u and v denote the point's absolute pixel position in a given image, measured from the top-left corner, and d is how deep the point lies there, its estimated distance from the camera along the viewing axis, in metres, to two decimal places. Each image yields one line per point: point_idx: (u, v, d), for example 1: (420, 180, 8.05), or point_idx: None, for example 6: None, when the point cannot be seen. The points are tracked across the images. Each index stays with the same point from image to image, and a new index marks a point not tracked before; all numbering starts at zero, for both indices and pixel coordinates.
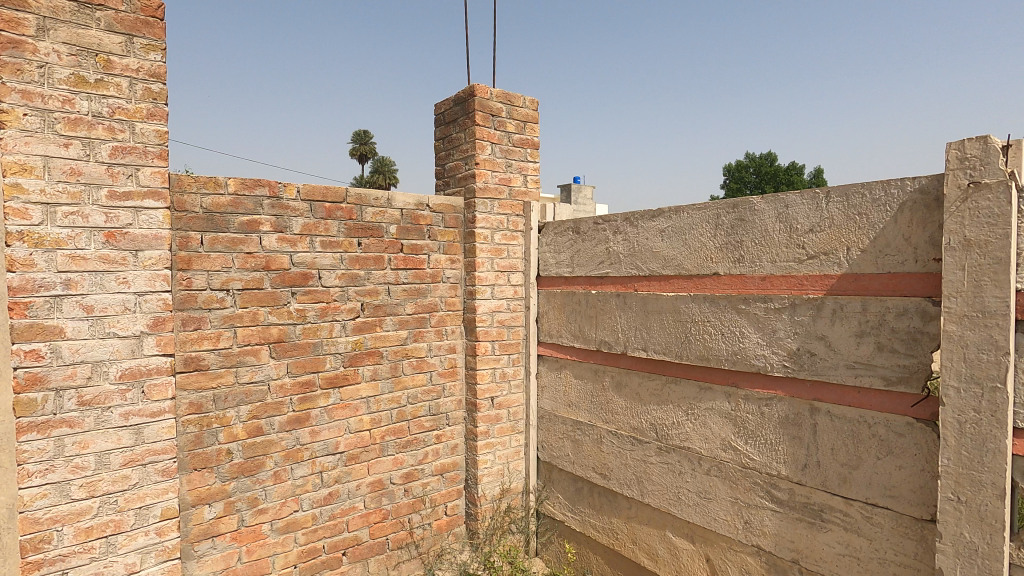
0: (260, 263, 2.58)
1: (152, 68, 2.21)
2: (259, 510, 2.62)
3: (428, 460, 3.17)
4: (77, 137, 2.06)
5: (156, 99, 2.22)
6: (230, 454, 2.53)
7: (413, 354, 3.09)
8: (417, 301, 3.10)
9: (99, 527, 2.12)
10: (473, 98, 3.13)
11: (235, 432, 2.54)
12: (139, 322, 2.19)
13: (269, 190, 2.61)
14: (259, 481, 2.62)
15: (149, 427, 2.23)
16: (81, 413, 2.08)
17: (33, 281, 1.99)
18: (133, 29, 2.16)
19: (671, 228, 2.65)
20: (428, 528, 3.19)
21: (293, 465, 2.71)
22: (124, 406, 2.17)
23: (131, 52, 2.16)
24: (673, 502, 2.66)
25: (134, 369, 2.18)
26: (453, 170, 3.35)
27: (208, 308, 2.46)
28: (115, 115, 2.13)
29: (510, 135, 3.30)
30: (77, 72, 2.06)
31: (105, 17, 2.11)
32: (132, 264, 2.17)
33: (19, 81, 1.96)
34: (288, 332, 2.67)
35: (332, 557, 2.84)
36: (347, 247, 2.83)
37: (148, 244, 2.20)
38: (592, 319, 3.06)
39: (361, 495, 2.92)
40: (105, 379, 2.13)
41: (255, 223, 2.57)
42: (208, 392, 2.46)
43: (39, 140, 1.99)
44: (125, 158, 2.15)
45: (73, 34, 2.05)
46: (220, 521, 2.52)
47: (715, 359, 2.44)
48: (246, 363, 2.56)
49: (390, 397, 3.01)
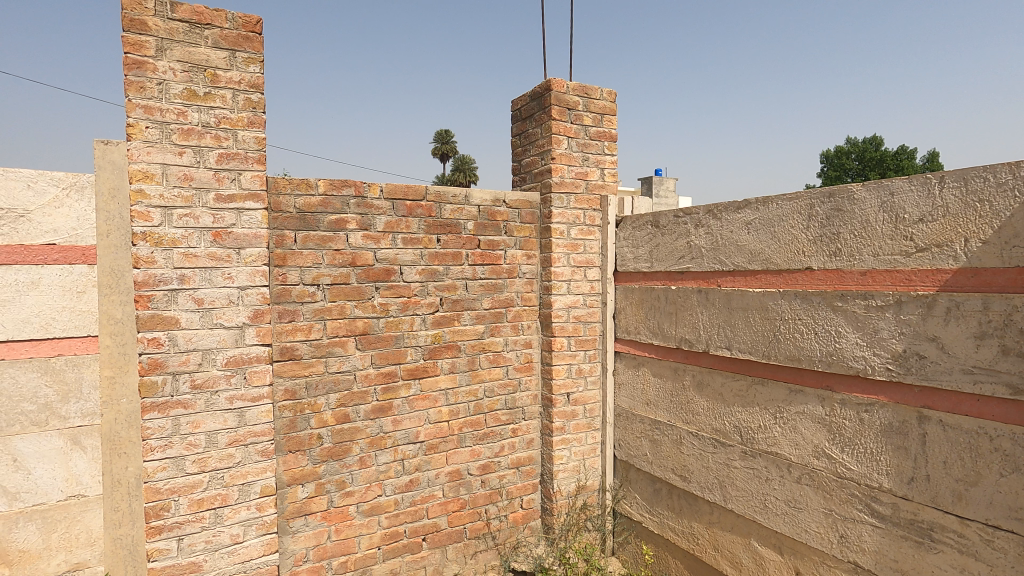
0: (346, 259, 2.73)
1: (252, 80, 2.38)
2: (346, 493, 2.77)
3: (504, 453, 3.22)
4: (189, 146, 2.27)
5: (255, 108, 2.39)
6: (321, 439, 2.70)
7: (490, 349, 3.14)
8: (494, 296, 3.14)
9: (209, 499, 2.34)
10: (550, 93, 3.12)
11: (325, 418, 2.70)
12: (242, 314, 2.39)
13: (355, 190, 2.74)
14: (346, 465, 2.77)
15: (251, 410, 2.42)
16: (194, 395, 2.31)
17: (154, 277, 2.22)
18: (235, 45, 2.35)
19: (758, 220, 2.51)
20: (505, 520, 3.24)
21: (377, 452, 2.84)
22: (230, 391, 2.38)
23: (234, 66, 2.35)
24: (759, 510, 2.52)
25: (238, 357, 2.38)
26: (530, 165, 3.35)
27: (301, 301, 2.63)
28: (220, 124, 2.33)
29: (587, 128, 3.25)
30: (189, 86, 2.27)
31: (211, 34, 2.30)
32: (236, 261, 2.37)
33: (142, 97, 2.18)
34: (372, 325, 2.80)
35: (413, 542, 2.95)
36: (426, 244, 2.92)
37: (249, 243, 2.39)
38: (671, 316, 2.96)
39: (440, 484, 3.02)
40: (213, 365, 2.34)
41: (343, 222, 2.72)
42: (301, 380, 2.64)
43: (158, 149, 2.21)
44: (230, 164, 2.35)
45: (185, 52, 2.26)
46: (312, 500, 2.69)
47: (807, 361, 2.28)
48: (335, 353, 2.72)
49: (468, 389, 3.08)
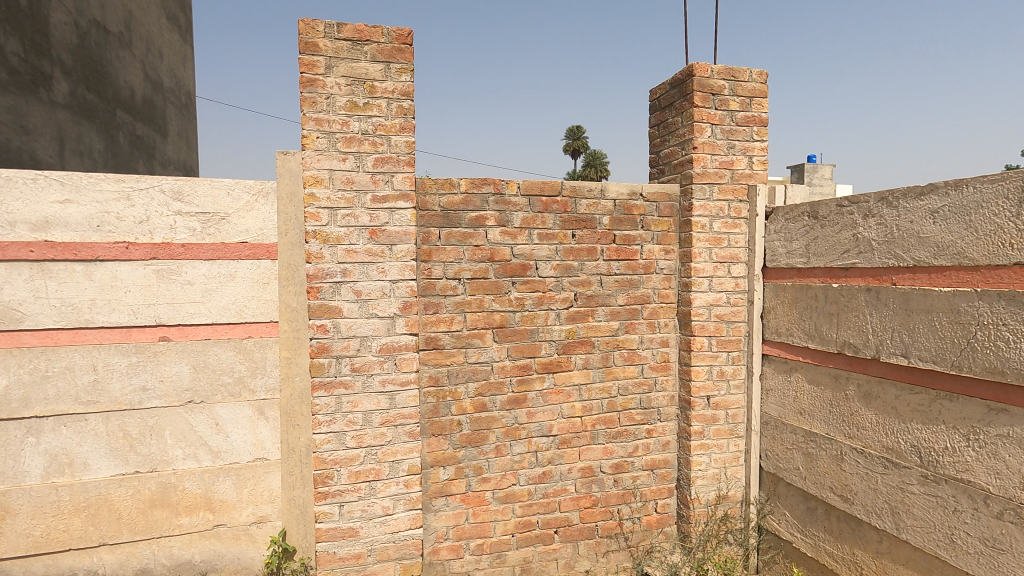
0: (485, 254, 2.84)
1: (404, 88, 2.57)
2: (483, 478, 2.89)
3: (638, 454, 3.13)
4: (351, 152, 2.51)
5: (406, 114, 2.58)
6: (460, 425, 2.84)
7: (625, 346, 3.07)
8: (629, 292, 3.07)
9: (365, 472, 2.59)
10: (692, 79, 2.95)
11: (465, 406, 2.84)
12: (393, 305, 2.60)
13: (494, 187, 2.84)
14: (483, 452, 2.89)
15: (400, 394, 2.63)
16: (353, 377, 2.56)
17: (322, 270, 2.50)
18: (390, 57, 2.55)
19: (948, 209, 2.15)
20: (638, 522, 3.16)
21: (512, 442, 2.92)
22: (382, 375, 2.60)
23: (389, 77, 2.55)
24: (943, 545, 2.17)
25: (390, 344, 2.60)
26: (669, 156, 3.21)
27: (444, 294, 2.79)
28: (377, 131, 2.55)
29: (733, 113, 3.03)
30: (352, 98, 2.51)
31: (370, 49, 2.52)
32: (389, 256, 2.58)
33: (314, 111, 2.46)
34: (509, 318, 2.88)
35: (546, 534, 3.00)
36: (562, 239, 2.94)
37: (400, 240, 2.59)
38: (832, 317, 2.65)
39: (572, 478, 3.03)
40: (369, 351, 2.57)
41: (482, 219, 2.83)
42: (443, 368, 2.80)
43: (326, 157, 2.48)
44: (384, 167, 2.56)
45: (349, 68, 2.50)
46: (452, 483, 2.85)
47: (1013, 375, 1.90)
48: (474, 345, 2.84)
49: (601, 386, 3.04)
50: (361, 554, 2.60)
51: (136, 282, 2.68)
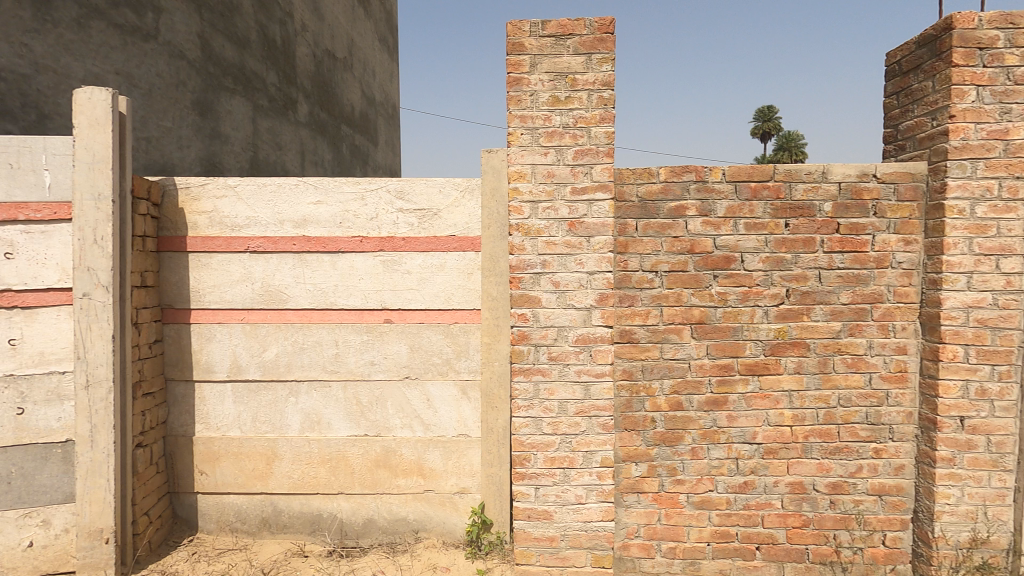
0: (685, 246, 2.70)
1: (605, 78, 2.55)
2: (677, 480, 2.77)
3: (862, 475, 2.72)
4: (552, 146, 2.58)
5: (606, 104, 2.55)
6: (654, 422, 2.76)
7: (848, 350, 2.69)
8: (855, 289, 2.67)
9: (560, 458, 2.65)
10: (951, 32, 2.44)
11: (659, 403, 2.75)
12: (590, 297, 2.61)
13: (696, 175, 2.69)
14: (678, 453, 2.76)
15: (595, 385, 2.63)
16: (550, 365, 2.63)
17: (523, 261, 2.61)
18: (591, 48, 2.54)
19: None
20: (859, 553, 2.75)
21: (710, 445, 2.75)
22: (578, 365, 2.63)
23: (590, 68, 2.55)
24: None
25: (585, 335, 2.62)
26: (912, 129, 2.72)
27: (640, 287, 2.72)
28: (577, 124, 2.57)
29: (1010, 69, 2.44)
30: (554, 93, 2.56)
31: (573, 43, 2.55)
32: (587, 248, 2.59)
33: (519, 108, 2.57)
34: (709, 314, 2.71)
35: (746, 548, 2.77)
36: (773, 229, 2.66)
37: (598, 231, 2.59)
38: None
39: (778, 493, 2.75)
40: (566, 342, 2.62)
41: (683, 208, 2.69)
42: (638, 363, 2.74)
43: (529, 152, 2.58)
44: (584, 159, 2.57)
45: (552, 63, 2.55)
46: (645, 480, 2.78)
47: None
48: (670, 340, 2.73)
49: (817, 394, 2.70)
50: (554, 538, 2.68)
51: (368, 271, 3.10)
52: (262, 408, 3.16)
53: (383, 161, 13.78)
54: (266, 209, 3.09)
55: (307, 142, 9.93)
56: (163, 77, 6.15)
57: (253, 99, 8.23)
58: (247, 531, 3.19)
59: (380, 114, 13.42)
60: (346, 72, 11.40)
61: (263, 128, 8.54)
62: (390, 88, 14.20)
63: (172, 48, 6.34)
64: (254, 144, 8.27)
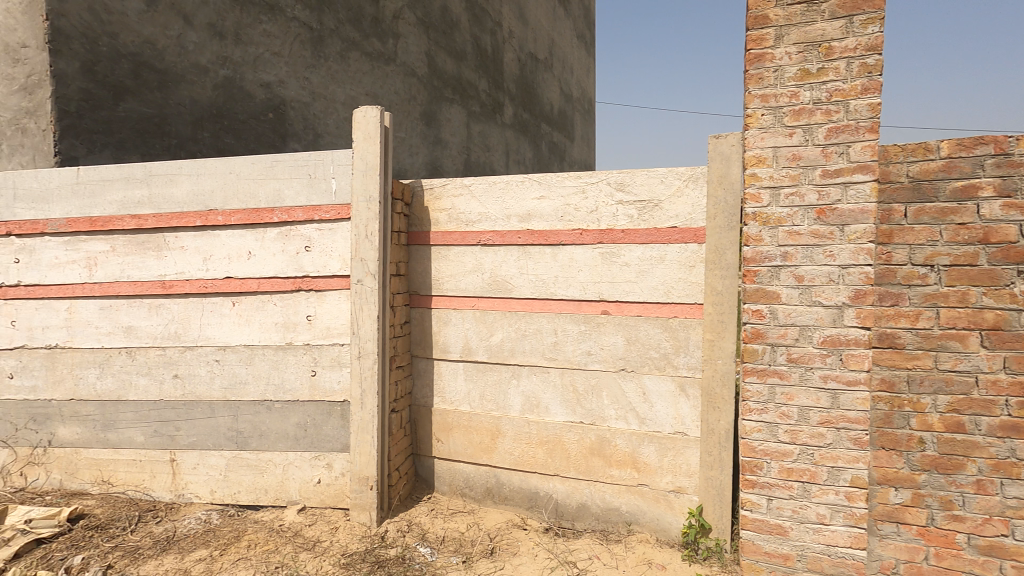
0: (975, 235, 2.22)
1: (870, 42, 2.21)
2: (954, 517, 2.31)
3: None
4: (800, 125, 2.33)
5: (871, 72, 2.22)
6: (923, 444, 2.33)
7: None
8: None
9: (799, 471, 2.41)
10: None
11: (930, 422, 2.32)
12: (841, 294, 2.30)
13: (995, 146, 2.19)
14: (956, 484, 2.30)
15: (845, 394, 2.33)
16: (789, 367, 2.40)
17: (760, 253, 2.41)
18: (853, 10, 2.23)
19: None
20: None
21: (1004, 481, 2.23)
22: (824, 369, 2.35)
23: (851, 32, 2.24)
24: None
25: (835, 337, 2.32)
26: None
27: (908, 284, 2.31)
28: (832, 98, 2.28)
29: None
30: (804, 66, 2.31)
31: (829, 7, 2.26)
32: (839, 238, 2.29)
33: (760, 87, 2.38)
34: (1008, 318, 2.20)
35: None
36: None
37: (854, 219, 2.27)
38: None
39: None
40: (809, 342, 2.36)
41: (973, 188, 2.22)
42: (902, 372, 2.34)
43: (771, 134, 2.37)
44: (839, 138, 2.27)
45: (802, 33, 2.30)
46: (907, 510, 2.37)
47: None
48: (948, 348, 2.28)
49: None
50: (789, 556, 2.45)
51: (587, 263, 3.17)
52: (489, 388, 3.44)
53: (579, 156, 13.99)
54: (496, 205, 3.34)
55: (511, 143, 10.58)
56: (399, 93, 7.39)
57: (468, 106, 9.08)
58: (474, 497, 3.52)
59: (577, 109, 13.64)
60: (546, 72, 11.83)
61: (475, 132, 9.37)
62: (588, 83, 14.34)
63: (407, 67, 7.54)
64: (467, 147, 9.13)
